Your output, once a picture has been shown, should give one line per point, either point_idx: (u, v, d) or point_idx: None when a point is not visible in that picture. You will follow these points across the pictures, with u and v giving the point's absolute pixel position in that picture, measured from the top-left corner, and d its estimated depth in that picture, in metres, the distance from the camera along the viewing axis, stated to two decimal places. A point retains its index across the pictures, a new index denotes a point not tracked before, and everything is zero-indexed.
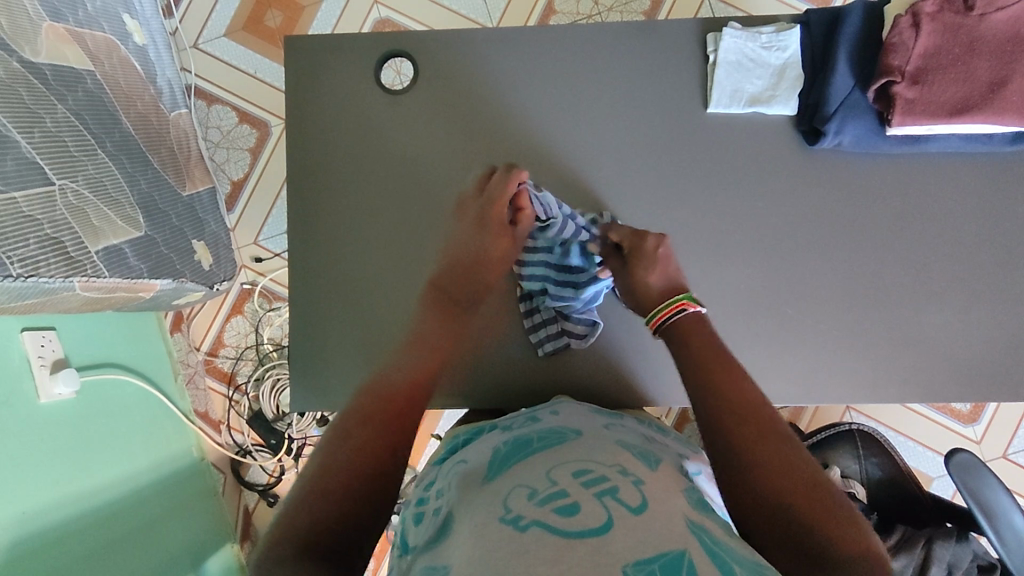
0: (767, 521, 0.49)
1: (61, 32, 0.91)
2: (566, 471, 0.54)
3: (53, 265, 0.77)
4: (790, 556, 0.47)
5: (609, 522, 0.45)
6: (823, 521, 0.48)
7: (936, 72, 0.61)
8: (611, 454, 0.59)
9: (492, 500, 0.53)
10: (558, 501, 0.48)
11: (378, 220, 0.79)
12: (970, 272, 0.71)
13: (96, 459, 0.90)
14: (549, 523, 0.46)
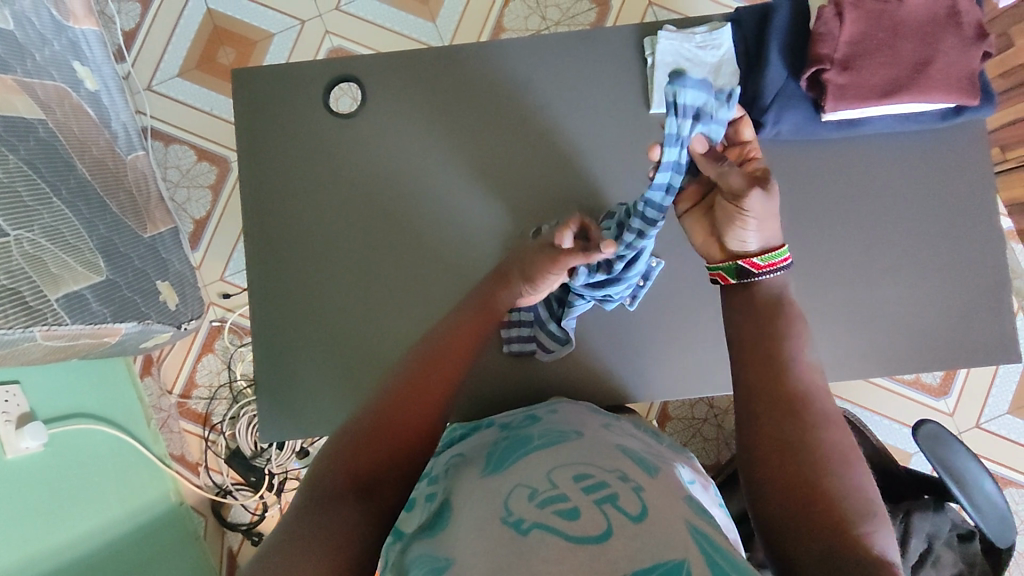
0: (788, 508, 0.51)
1: (9, 84, 0.91)
2: (568, 472, 0.53)
3: (11, 316, 0.76)
4: (808, 543, 0.49)
5: (609, 529, 0.45)
6: (850, 512, 0.50)
7: (864, 58, 0.64)
8: (608, 455, 0.58)
9: (488, 502, 0.51)
10: (558, 504, 0.47)
11: (339, 242, 0.79)
12: (920, 246, 0.73)
13: (68, 512, 0.88)
14: (552, 526, 0.45)
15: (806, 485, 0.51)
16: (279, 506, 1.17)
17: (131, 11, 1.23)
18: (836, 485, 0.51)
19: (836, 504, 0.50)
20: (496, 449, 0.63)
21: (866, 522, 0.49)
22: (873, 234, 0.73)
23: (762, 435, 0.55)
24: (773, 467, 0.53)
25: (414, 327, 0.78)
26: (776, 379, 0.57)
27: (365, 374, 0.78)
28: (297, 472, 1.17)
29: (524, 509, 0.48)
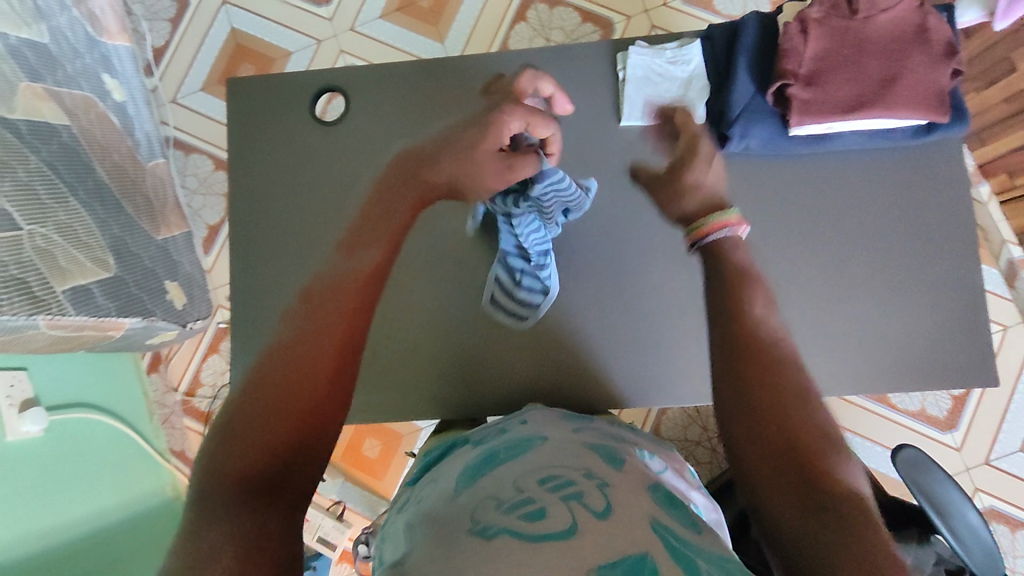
0: (766, 459, 0.47)
1: (37, 92, 0.98)
2: (533, 479, 0.55)
3: (17, 304, 0.81)
4: (783, 488, 0.45)
5: (574, 525, 0.48)
6: (827, 455, 0.46)
7: (829, 73, 0.64)
8: (577, 457, 0.60)
9: (459, 512, 0.54)
10: (525, 507, 0.50)
11: (313, 247, 0.83)
12: (897, 266, 0.72)
13: (62, 496, 0.92)
14: (515, 529, 0.48)
15: (777, 429, 0.47)
16: None
17: (162, 29, 1.32)
18: (810, 428, 0.47)
19: (813, 449, 0.46)
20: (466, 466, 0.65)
21: (838, 461, 0.46)
22: (847, 253, 0.72)
23: (732, 383, 0.51)
24: (744, 413, 0.49)
25: None
26: (748, 326, 0.53)
27: None
28: None
29: (492, 516, 0.51)
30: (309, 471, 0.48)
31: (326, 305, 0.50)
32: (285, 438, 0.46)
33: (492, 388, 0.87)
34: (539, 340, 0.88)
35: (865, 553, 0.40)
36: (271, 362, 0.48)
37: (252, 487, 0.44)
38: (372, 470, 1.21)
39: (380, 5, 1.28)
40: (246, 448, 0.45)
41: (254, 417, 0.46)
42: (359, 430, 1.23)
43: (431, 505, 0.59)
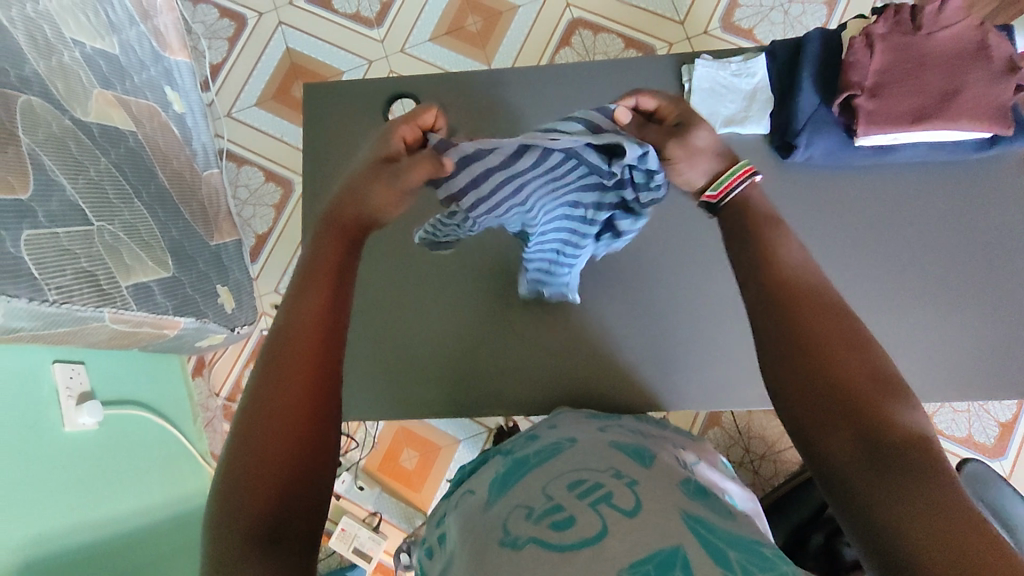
0: (821, 408, 0.46)
1: (109, 98, 1.02)
2: (561, 485, 0.56)
3: (87, 295, 0.83)
4: (839, 437, 0.44)
5: (604, 528, 0.48)
6: (880, 393, 0.45)
7: (892, 86, 0.66)
8: (603, 459, 0.61)
9: (493, 520, 0.55)
10: (554, 514, 0.51)
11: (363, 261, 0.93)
12: (957, 279, 0.73)
13: (111, 491, 0.93)
14: (543, 539, 0.48)
15: (829, 384, 0.46)
16: None
17: (220, 47, 1.37)
18: (856, 368, 0.46)
19: (865, 388, 0.45)
20: (496, 476, 0.66)
21: (896, 402, 0.44)
22: (908, 264, 0.74)
23: (777, 341, 0.49)
24: (787, 371, 0.48)
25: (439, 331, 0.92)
26: (784, 277, 0.52)
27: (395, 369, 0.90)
28: None
29: (522, 527, 0.51)
30: (316, 500, 0.46)
31: (292, 325, 0.49)
32: (279, 473, 0.44)
33: (502, 396, 0.92)
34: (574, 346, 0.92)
35: (926, 492, 0.39)
36: (253, 399, 0.46)
37: (267, 527, 0.42)
38: (409, 481, 1.21)
39: (431, 28, 1.33)
40: (249, 493, 0.43)
41: (248, 460, 0.44)
42: (397, 440, 1.23)
43: (467, 513, 0.61)
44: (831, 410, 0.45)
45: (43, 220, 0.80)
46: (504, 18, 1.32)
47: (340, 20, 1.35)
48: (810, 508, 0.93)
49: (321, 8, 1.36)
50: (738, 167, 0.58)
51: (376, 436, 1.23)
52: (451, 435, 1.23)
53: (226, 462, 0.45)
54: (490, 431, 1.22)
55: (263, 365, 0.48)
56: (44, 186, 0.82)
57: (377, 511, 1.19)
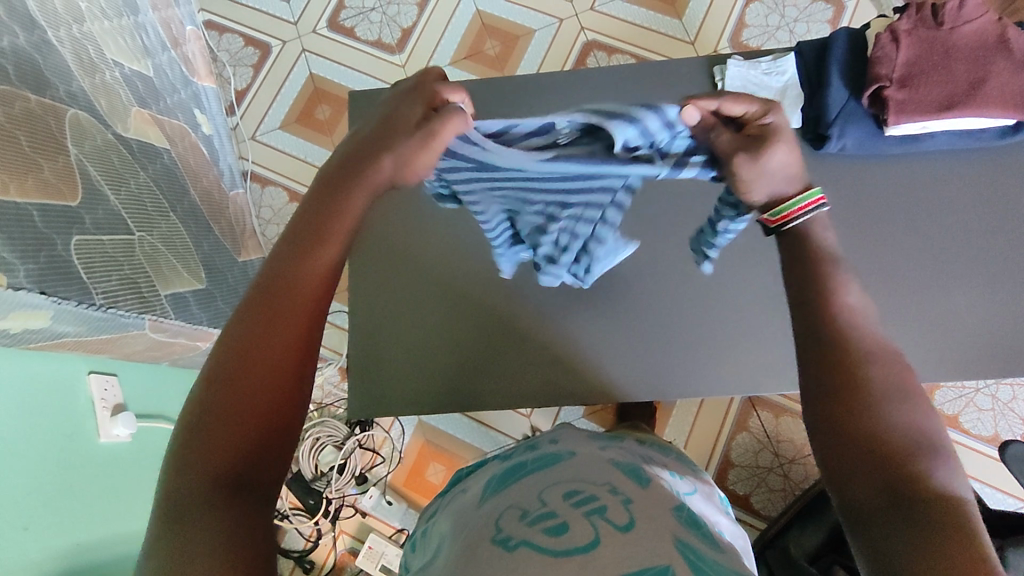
0: (859, 453, 0.46)
1: (145, 116, 1.05)
2: (557, 493, 0.56)
3: (129, 301, 0.84)
4: (865, 484, 0.45)
5: (597, 538, 0.49)
6: (917, 452, 0.45)
7: (921, 77, 0.70)
8: (602, 474, 0.61)
9: (487, 520, 0.55)
10: (546, 521, 0.52)
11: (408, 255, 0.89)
12: (992, 264, 0.75)
13: (134, 505, 0.92)
14: (537, 543, 0.49)
15: (861, 432, 0.47)
16: (333, 535, 1.17)
17: (244, 73, 1.42)
18: (893, 421, 0.47)
19: (901, 441, 0.46)
20: (491, 479, 0.65)
21: (928, 457, 0.45)
22: (940, 251, 0.76)
23: (815, 381, 0.51)
24: (829, 408, 0.49)
25: (460, 330, 0.87)
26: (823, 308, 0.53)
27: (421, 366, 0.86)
28: (354, 499, 1.18)
29: (514, 527, 0.52)
30: (276, 476, 0.47)
31: (285, 294, 0.50)
32: (240, 437, 0.45)
33: (494, 398, 0.85)
34: (601, 359, 0.85)
35: (942, 548, 0.40)
36: (231, 357, 0.47)
37: (226, 483, 0.44)
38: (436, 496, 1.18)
39: (450, 52, 1.38)
40: (209, 451, 0.45)
41: (216, 410, 0.46)
42: (422, 455, 1.20)
43: (462, 510, 0.61)
44: (866, 458, 0.46)
45: (90, 227, 0.81)
46: (521, 41, 1.37)
47: (362, 47, 1.40)
48: None
49: (343, 36, 1.41)
50: (807, 195, 0.56)
51: (403, 451, 1.21)
52: (477, 447, 1.20)
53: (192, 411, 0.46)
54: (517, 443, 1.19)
55: (250, 320, 0.49)
56: (91, 195, 0.83)
57: (403, 528, 1.17)
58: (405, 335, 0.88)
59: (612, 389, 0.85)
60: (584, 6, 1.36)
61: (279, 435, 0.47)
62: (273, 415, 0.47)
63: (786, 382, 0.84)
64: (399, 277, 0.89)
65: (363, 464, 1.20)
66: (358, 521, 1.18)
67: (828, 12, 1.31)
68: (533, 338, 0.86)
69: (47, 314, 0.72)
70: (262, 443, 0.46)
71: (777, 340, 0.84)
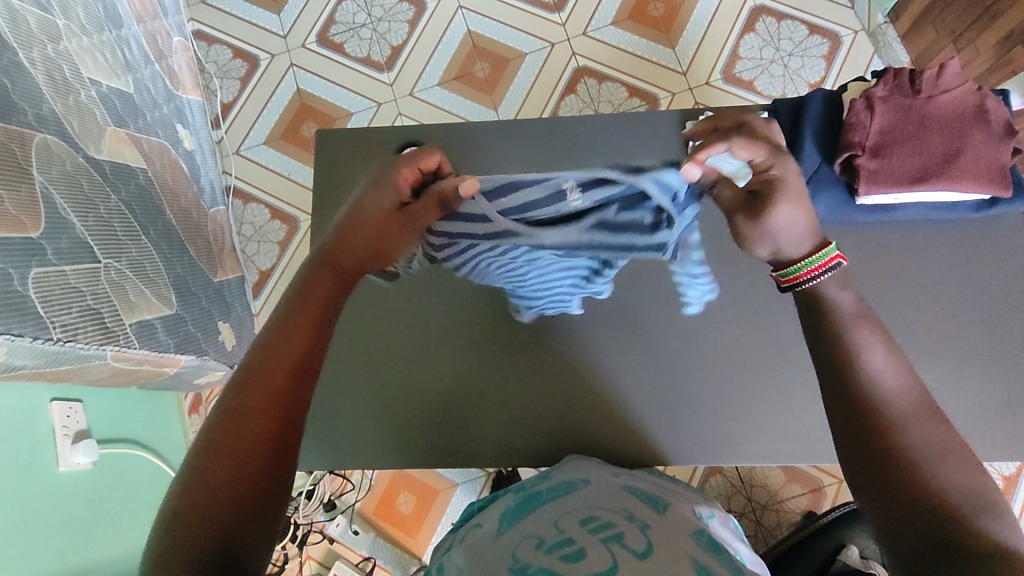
0: (912, 510, 0.45)
1: (121, 136, 1.03)
2: (572, 521, 0.56)
3: (90, 334, 0.83)
4: (912, 540, 0.44)
5: (613, 564, 0.47)
6: (970, 509, 0.44)
7: (893, 147, 0.68)
8: (615, 502, 0.60)
9: (495, 557, 0.53)
10: (565, 549, 0.50)
11: (396, 307, 0.88)
12: (963, 333, 0.74)
13: (95, 532, 0.92)
14: (555, 569, 0.47)
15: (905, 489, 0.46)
16: (300, 560, 1.16)
17: (231, 86, 1.40)
18: (943, 479, 0.46)
19: (953, 500, 0.45)
20: (506, 511, 0.64)
21: (983, 516, 0.44)
22: (911, 320, 0.74)
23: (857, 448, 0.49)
24: (879, 464, 0.48)
25: (448, 381, 0.86)
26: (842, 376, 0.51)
27: (406, 418, 0.86)
28: (322, 525, 1.17)
29: (532, 556, 0.51)
30: (262, 538, 0.46)
31: (273, 348, 0.51)
32: (238, 481, 0.46)
33: (476, 446, 0.85)
34: (572, 406, 0.85)
35: None
36: (225, 409, 0.48)
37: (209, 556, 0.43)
38: (405, 526, 1.18)
39: (439, 73, 1.36)
40: (194, 517, 0.44)
41: (202, 469, 0.46)
42: (393, 483, 1.20)
43: (473, 546, 0.58)
44: (920, 512, 0.45)
45: (53, 258, 0.80)
46: (512, 65, 1.35)
47: (351, 63, 1.39)
48: (816, 560, 0.94)
49: (332, 52, 1.39)
50: (818, 257, 0.53)
51: (374, 479, 1.20)
52: (449, 478, 1.19)
53: (190, 464, 0.47)
54: (489, 476, 1.18)
55: (242, 375, 0.50)
56: (55, 224, 0.82)
57: (370, 557, 1.16)
58: (391, 387, 0.87)
59: (575, 439, 0.84)
60: (577, 31, 1.34)
61: (261, 492, 0.47)
62: (254, 470, 0.47)
63: (751, 440, 0.83)
64: (389, 330, 0.88)
65: (333, 491, 1.18)
66: (326, 547, 1.17)
67: (824, 47, 1.28)
68: (503, 382, 0.86)
69: (1, 350, 0.72)
70: (245, 504, 0.46)
71: (741, 398, 0.84)
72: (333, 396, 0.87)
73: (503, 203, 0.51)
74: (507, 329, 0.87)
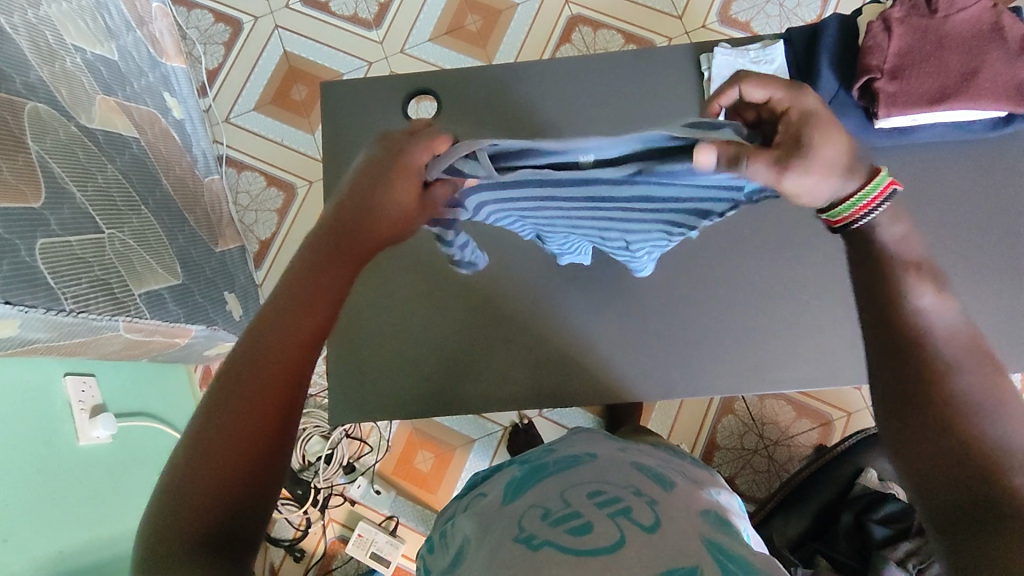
0: (942, 464, 0.45)
1: (111, 104, 1.00)
2: (579, 487, 0.49)
3: (102, 304, 0.81)
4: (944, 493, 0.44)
5: (622, 537, 0.42)
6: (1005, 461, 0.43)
7: (912, 69, 0.71)
8: (616, 468, 0.53)
9: (499, 523, 0.48)
10: (570, 518, 0.45)
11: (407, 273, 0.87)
12: (953, 265, 0.80)
13: (118, 507, 0.92)
14: (561, 540, 0.42)
15: (939, 437, 0.45)
16: (323, 523, 1.17)
17: (215, 52, 1.36)
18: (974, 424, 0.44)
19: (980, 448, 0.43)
20: (510, 478, 0.56)
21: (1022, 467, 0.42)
22: None
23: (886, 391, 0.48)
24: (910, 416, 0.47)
25: (456, 344, 0.86)
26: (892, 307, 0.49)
27: (418, 376, 0.86)
28: (343, 488, 1.18)
29: (536, 525, 0.45)
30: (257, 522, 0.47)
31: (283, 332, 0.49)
32: (236, 461, 0.46)
33: (483, 398, 0.85)
34: (594, 352, 0.86)
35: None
36: (226, 389, 0.48)
37: (209, 536, 0.44)
38: (425, 483, 1.18)
39: (430, 28, 1.33)
40: (195, 496, 0.45)
41: (205, 451, 0.46)
42: (410, 444, 1.20)
43: (476, 514, 0.52)
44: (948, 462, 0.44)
45: (57, 228, 0.78)
46: (504, 15, 1.32)
47: (338, 22, 1.35)
48: (833, 488, 0.99)
49: (317, 11, 1.36)
50: (873, 187, 0.47)
51: (391, 440, 1.20)
52: (465, 435, 1.20)
53: (191, 443, 0.47)
54: (506, 430, 1.19)
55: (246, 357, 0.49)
56: (55, 194, 0.80)
57: (393, 515, 1.17)
58: (399, 346, 0.86)
59: (598, 382, 0.85)
60: None
61: (258, 483, 0.47)
62: (254, 455, 0.47)
63: (771, 374, 0.85)
64: (402, 292, 0.87)
65: (351, 454, 1.19)
66: (347, 509, 1.18)
67: None
68: (525, 328, 0.86)
69: (15, 322, 0.70)
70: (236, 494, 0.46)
71: (760, 332, 0.85)
72: (343, 354, 0.86)
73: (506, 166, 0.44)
74: (520, 290, 0.86)
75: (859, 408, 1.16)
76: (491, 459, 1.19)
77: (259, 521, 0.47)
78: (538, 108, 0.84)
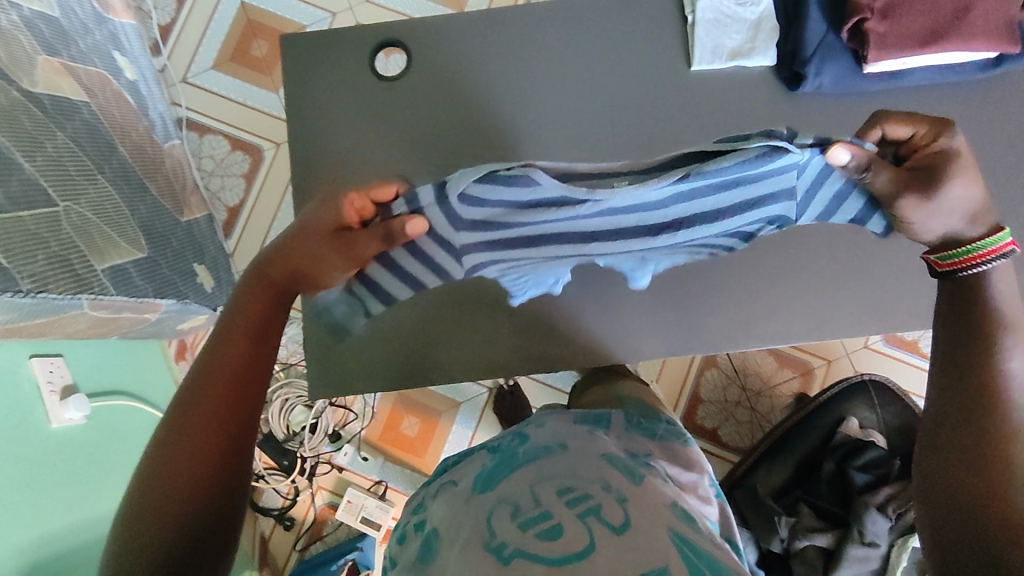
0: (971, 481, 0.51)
1: (56, 65, 0.93)
2: (551, 483, 0.48)
3: (62, 282, 0.77)
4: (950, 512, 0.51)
5: (592, 544, 0.41)
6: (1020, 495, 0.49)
7: (903, 7, 0.69)
8: (590, 460, 0.52)
9: (472, 520, 0.47)
10: (541, 521, 0.44)
11: None
12: None
13: (98, 488, 0.89)
14: (531, 549, 0.42)
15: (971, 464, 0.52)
16: (311, 491, 1.17)
17: (167, 7, 1.28)
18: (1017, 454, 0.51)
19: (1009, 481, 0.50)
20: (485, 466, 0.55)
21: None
22: None
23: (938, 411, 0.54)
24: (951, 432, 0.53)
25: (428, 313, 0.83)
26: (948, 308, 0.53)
27: (392, 346, 0.84)
28: (329, 456, 1.17)
29: (507, 529, 0.44)
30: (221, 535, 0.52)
31: (219, 350, 0.55)
32: (191, 480, 0.50)
33: (457, 364, 0.84)
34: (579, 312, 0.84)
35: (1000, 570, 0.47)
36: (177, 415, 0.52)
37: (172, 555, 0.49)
38: (412, 448, 1.18)
39: None
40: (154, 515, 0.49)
41: (160, 473, 0.50)
42: (395, 411, 1.19)
43: (447, 506, 0.52)
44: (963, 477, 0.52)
45: (6, 203, 0.73)
46: None
47: None
48: (815, 437, 1.00)
49: None
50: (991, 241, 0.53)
51: (375, 406, 1.19)
52: (450, 398, 1.19)
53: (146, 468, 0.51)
54: (490, 392, 1.18)
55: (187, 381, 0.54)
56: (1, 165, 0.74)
57: (381, 480, 1.17)
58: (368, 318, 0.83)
59: (583, 343, 0.84)
60: None
61: (212, 500, 0.51)
62: (206, 474, 0.51)
63: (757, 328, 0.84)
64: None
65: (335, 422, 1.18)
66: (336, 476, 1.18)
67: None
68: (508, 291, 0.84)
69: None
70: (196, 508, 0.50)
71: (747, 286, 0.84)
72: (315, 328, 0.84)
73: (492, 193, 0.44)
74: None
75: (839, 355, 1.17)
76: (477, 422, 1.18)
77: (224, 531, 0.52)
78: (514, 59, 0.79)
